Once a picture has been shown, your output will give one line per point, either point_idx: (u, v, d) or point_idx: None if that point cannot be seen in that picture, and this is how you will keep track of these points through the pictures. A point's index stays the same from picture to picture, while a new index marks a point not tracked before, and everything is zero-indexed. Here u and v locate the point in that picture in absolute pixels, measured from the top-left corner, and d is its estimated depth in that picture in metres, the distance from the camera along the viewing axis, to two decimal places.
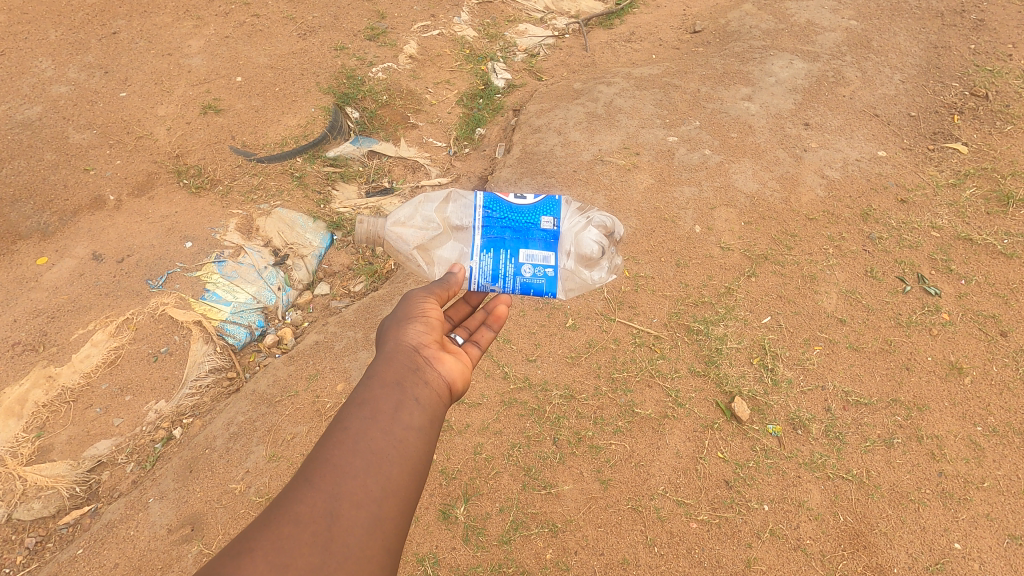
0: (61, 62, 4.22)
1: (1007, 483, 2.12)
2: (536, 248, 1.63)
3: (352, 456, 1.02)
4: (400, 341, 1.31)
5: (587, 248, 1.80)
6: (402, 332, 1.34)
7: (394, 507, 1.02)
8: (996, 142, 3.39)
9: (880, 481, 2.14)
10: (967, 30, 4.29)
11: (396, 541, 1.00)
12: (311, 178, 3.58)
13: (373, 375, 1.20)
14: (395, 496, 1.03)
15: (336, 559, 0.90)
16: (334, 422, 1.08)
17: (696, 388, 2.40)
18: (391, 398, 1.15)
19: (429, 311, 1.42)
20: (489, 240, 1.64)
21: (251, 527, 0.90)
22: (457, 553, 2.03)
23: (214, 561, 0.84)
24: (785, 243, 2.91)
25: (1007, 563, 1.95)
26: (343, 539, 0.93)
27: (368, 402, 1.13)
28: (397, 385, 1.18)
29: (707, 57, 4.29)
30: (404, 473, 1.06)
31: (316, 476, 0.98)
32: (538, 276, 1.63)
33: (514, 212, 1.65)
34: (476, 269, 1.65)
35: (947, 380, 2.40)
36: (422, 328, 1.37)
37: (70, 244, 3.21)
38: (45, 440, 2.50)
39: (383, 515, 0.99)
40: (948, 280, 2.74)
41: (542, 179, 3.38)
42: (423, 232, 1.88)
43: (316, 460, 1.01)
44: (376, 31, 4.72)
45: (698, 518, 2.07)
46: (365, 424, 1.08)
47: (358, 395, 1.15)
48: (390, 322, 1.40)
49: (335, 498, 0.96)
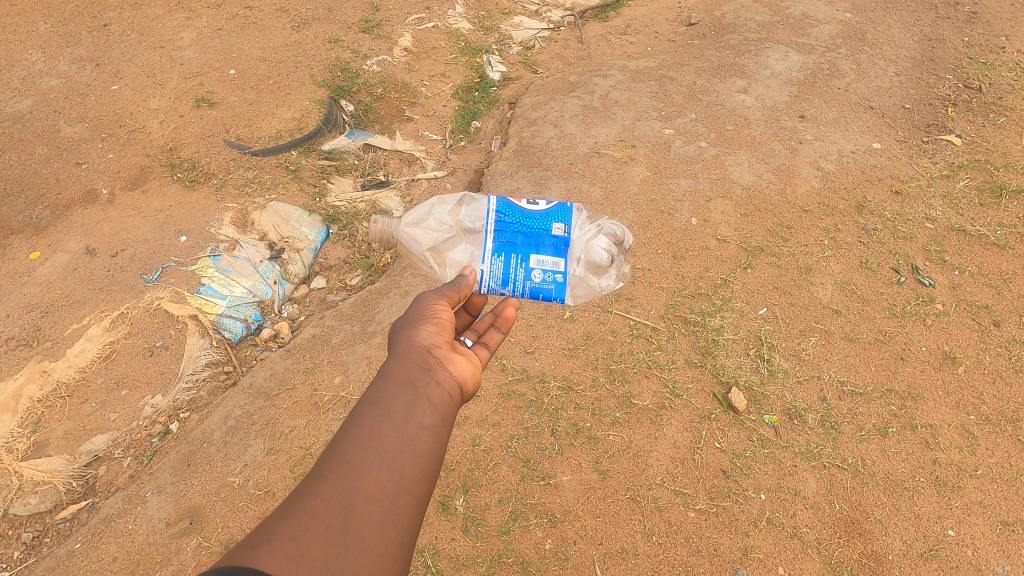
0: (51, 55, 4.17)
1: (1000, 470, 2.15)
2: (547, 254, 1.63)
3: (366, 453, 1.04)
4: (412, 342, 1.33)
5: (597, 256, 1.76)
6: (415, 333, 1.35)
7: (406, 503, 1.03)
8: (989, 134, 3.42)
9: (875, 470, 2.16)
10: (961, 23, 4.31)
11: (408, 536, 1.02)
12: (306, 171, 3.56)
13: (385, 374, 1.22)
14: (407, 492, 1.04)
15: (351, 551, 0.91)
16: (348, 420, 1.10)
17: (693, 378, 2.42)
18: (404, 397, 1.16)
19: (441, 312, 1.44)
20: (501, 244, 1.63)
21: (267, 520, 0.91)
22: (457, 544, 2.04)
23: (233, 552, 0.85)
24: (780, 235, 2.92)
25: (999, 549, 1.98)
26: (358, 532, 0.94)
27: (382, 400, 1.14)
28: (410, 384, 1.20)
29: (702, 50, 4.29)
30: (416, 471, 1.08)
31: (332, 471, 1.00)
32: (548, 282, 1.63)
33: (526, 218, 1.65)
34: (487, 272, 1.63)
35: (940, 370, 2.42)
36: (434, 328, 1.38)
37: (63, 239, 3.18)
38: (41, 436, 2.48)
39: (397, 510, 1.01)
40: (942, 271, 2.76)
41: (539, 172, 3.38)
42: (436, 234, 1.87)
43: (331, 456, 1.03)
44: (370, 23, 4.69)
45: (696, 507, 2.09)
46: (379, 422, 1.10)
47: (371, 394, 1.16)
48: (402, 323, 1.41)
49: (350, 493, 0.97)
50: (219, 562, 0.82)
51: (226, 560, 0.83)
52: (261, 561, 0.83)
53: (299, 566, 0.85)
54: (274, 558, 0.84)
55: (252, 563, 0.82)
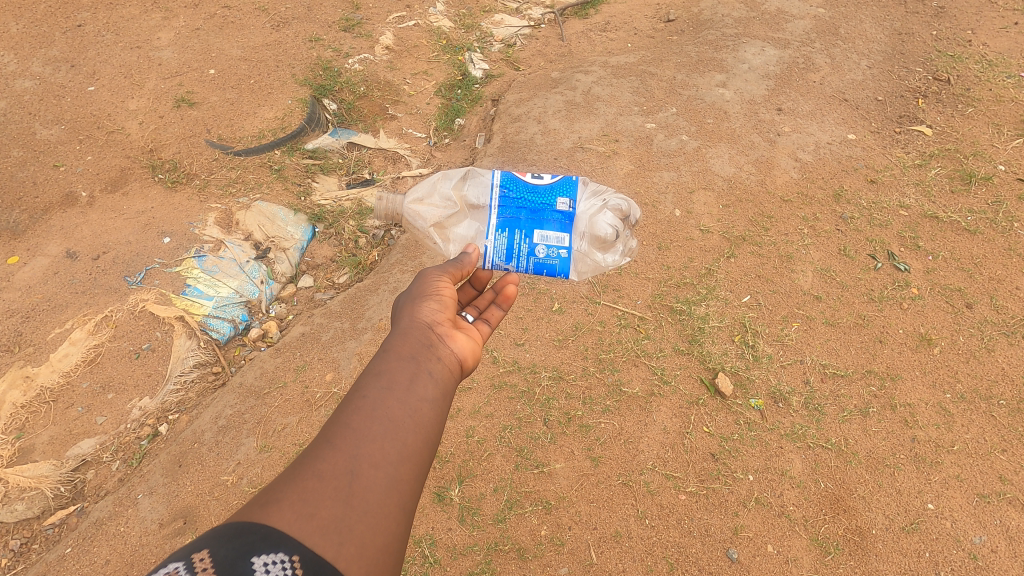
0: (25, 57, 4.07)
1: (975, 445, 2.23)
2: (552, 230, 1.67)
3: (370, 421, 1.07)
4: (414, 319, 1.35)
5: (602, 231, 1.83)
6: (417, 310, 1.38)
7: (409, 471, 1.05)
8: (958, 125, 3.53)
9: (857, 448, 2.23)
10: (929, 17, 4.44)
11: (410, 502, 1.04)
12: (291, 170, 3.55)
13: (388, 350, 1.24)
14: (410, 461, 1.06)
15: (357, 512, 0.94)
16: (353, 392, 1.13)
17: (681, 365, 2.47)
18: (407, 371, 1.19)
19: (443, 290, 1.46)
20: (504, 220, 1.68)
21: (276, 482, 0.94)
22: (454, 533, 2.06)
23: (245, 508, 0.90)
24: (761, 225, 2.99)
25: (976, 520, 2.06)
26: (363, 494, 0.97)
27: (385, 372, 1.17)
28: (412, 359, 1.23)
29: (681, 45, 4.36)
30: (418, 440, 1.10)
31: (339, 438, 1.03)
32: (552, 258, 1.68)
33: (531, 193, 1.67)
34: (491, 247, 1.69)
35: (917, 351, 2.50)
36: (437, 306, 1.41)
37: (42, 243, 3.12)
38: (26, 441, 2.45)
39: (400, 476, 1.03)
40: (916, 256, 2.85)
41: (523, 168, 3.41)
42: (441, 210, 1.98)
43: (338, 423, 1.06)
44: (351, 22, 4.68)
45: (687, 490, 2.13)
46: (383, 393, 1.12)
47: (374, 367, 1.19)
48: (405, 299, 1.44)
49: (355, 458, 1.00)
50: (232, 517, 0.87)
51: (239, 516, 0.88)
52: (270, 520, 0.86)
53: (307, 523, 0.88)
54: (283, 517, 0.87)
55: (262, 521, 0.85)
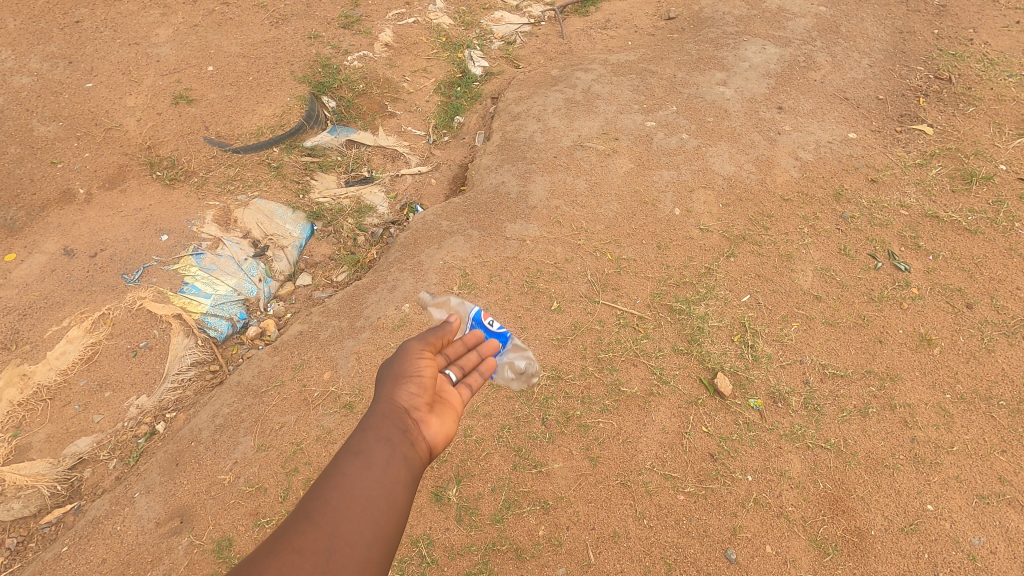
0: (22, 53, 4.05)
1: (975, 446, 2.23)
2: None
3: (348, 499, 1.10)
4: (396, 396, 1.32)
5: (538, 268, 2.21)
6: (400, 385, 1.33)
7: (381, 551, 1.09)
8: (959, 124, 3.52)
9: (856, 449, 2.22)
10: (931, 16, 4.42)
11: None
12: (289, 168, 3.54)
13: (366, 428, 1.24)
14: (383, 542, 1.10)
15: None
16: (331, 467, 1.15)
17: (680, 365, 2.46)
18: (383, 453, 1.19)
19: (427, 361, 1.42)
20: None
21: (257, 556, 1.00)
22: (451, 533, 2.05)
23: None
24: (761, 224, 2.98)
25: (975, 521, 2.05)
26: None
27: (362, 453, 1.18)
28: (388, 440, 1.22)
29: (681, 44, 4.34)
30: (392, 520, 1.13)
31: (317, 515, 1.07)
32: None
33: None
34: None
35: (917, 351, 2.49)
36: (419, 381, 1.36)
37: (39, 240, 3.11)
38: (23, 439, 2.43)
39: (374, 554, 1.08)
40: (916, 256, 2.84)
41: (523, 166, 3.40)
42: None
43: (316, 499, 1.10)
44: (351, 19, 4.66)
45: (685, 490, 2.13)
46: (360, 474, 1.14)
47: (352, 446, 1.20)
48: (388, 368, 1.39)
49: (332, 537, 1.04)
50: None
51: None
52: None
53: None
54: None
55: None
